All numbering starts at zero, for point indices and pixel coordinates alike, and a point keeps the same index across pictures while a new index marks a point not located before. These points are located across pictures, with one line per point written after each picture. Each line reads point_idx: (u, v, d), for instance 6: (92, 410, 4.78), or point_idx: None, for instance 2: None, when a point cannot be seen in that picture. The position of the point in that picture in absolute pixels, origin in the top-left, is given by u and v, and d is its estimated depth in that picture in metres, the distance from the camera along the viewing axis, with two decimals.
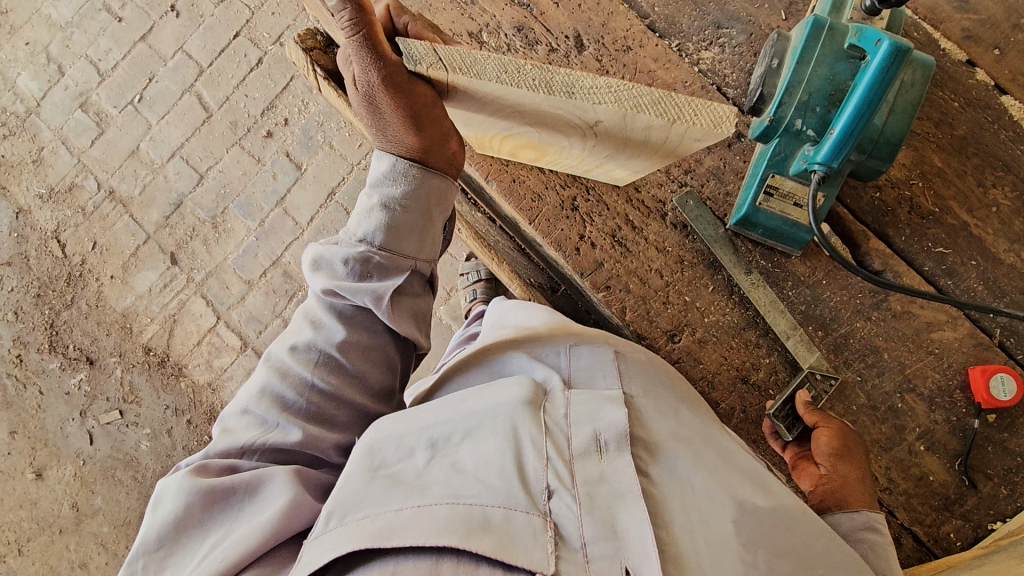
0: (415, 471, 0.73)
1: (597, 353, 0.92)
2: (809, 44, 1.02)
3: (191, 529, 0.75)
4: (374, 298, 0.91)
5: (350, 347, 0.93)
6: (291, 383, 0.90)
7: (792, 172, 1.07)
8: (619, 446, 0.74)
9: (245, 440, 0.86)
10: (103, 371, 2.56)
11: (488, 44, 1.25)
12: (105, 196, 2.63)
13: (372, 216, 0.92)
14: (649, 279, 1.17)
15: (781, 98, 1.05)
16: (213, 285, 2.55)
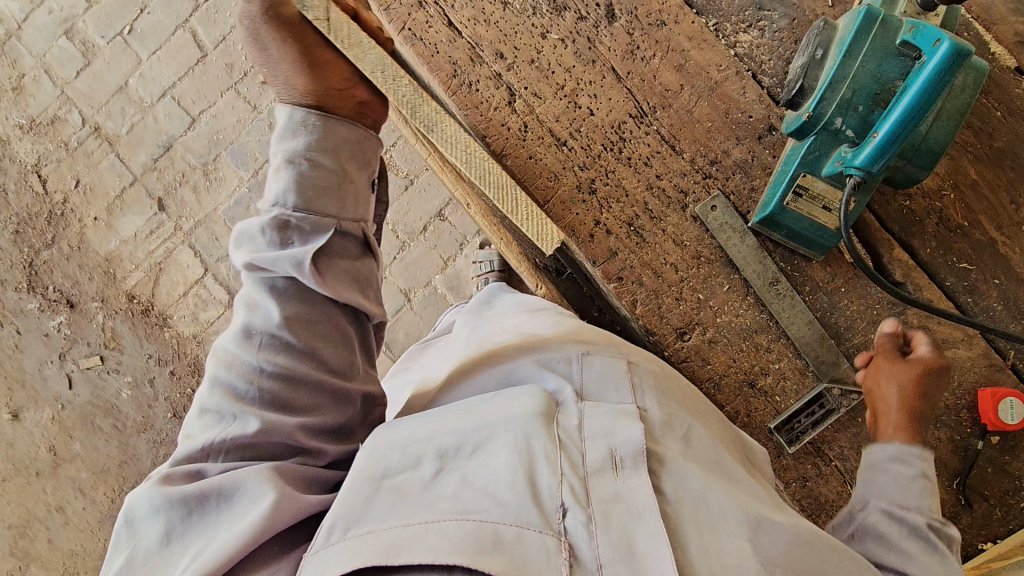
0: (422, 483, 0.69)
1: (609, 365, 0.90)
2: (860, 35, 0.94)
3: (172, 545, 0.68)
4: (295, 261, 0.80)
5: (295, 323, 0.81)
6: (240, 372, 0.79)
7: (824, 174, 1.02)
8: (635, 463, 0.71)
9: (202, 441, 0.75)
10: (84, 315, 2.48)
11: (513, 5, 1.15)
12: (90, 132, 2.50)
13: (279, 174, 0.85)
14: (663, 273, 1.12)
15: (823, 93, 0.97)
16: (201, 235, 2.46)
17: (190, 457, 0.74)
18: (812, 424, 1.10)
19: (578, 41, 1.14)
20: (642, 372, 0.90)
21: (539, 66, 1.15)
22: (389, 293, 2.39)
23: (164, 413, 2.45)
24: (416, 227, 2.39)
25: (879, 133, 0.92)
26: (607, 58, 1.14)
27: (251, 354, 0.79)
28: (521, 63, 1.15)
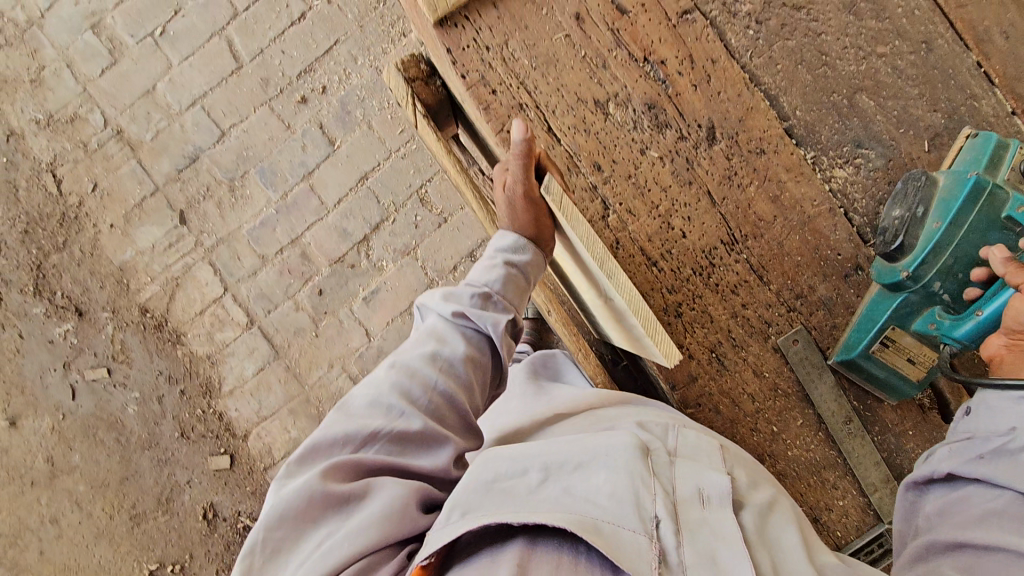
0: (528, 489, 0.78)
1: (704, 440, 0.98)
2: (966, 206, 1.00)
3: (308, 518, 0.80)
4: (494, 322, 0.99)
5: (470, 358, 0.98)
6: (420, 382, 0.92)
7: (913, 329, 1.07)
8: (721, 501, 0.83)
9: (375, 426, 0.87)
10: (93, 325, 2.40)
11: (614, 117, 1.13)
12: (112, 135, 2.40)
13: (494, 270, 1.04)
14: (740, 402, 1.13)
15: (925, 256, 1.02)
16: (223, 253, 2.40)
17: (357, 435, 0.86)
18: (871, 561, 1.15)
19: (677, 160, 1.13)
20: (733, 452, 0.99)
21: (635, 181, 1.13)
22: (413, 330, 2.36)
23: (171, 431, 2.40)
24: (446, 265, 2.36)
25: (982, 313, 0.97)
26: (704, 181, 1.13)
27: (431, 371, 0.94)
28: (618, 177, 1.13)
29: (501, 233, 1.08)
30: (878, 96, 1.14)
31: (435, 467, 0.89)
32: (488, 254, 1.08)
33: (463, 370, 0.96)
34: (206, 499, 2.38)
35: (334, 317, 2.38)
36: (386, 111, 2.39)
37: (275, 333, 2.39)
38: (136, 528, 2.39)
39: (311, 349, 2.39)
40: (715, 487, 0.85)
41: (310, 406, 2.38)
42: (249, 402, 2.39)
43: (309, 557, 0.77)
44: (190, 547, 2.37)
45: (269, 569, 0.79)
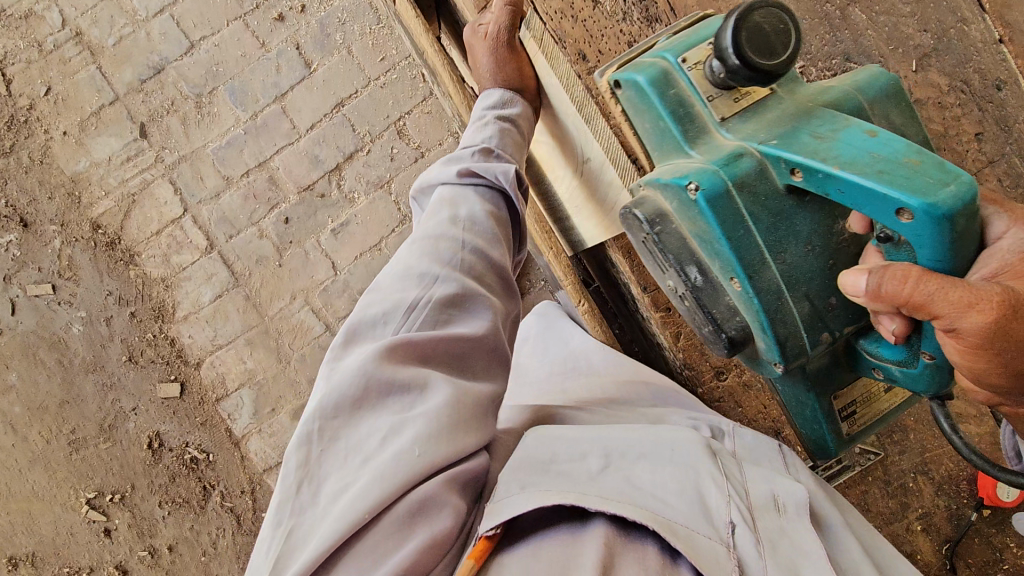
0: (588, 474, 0.81)
1: (760, 439, 1.02)
2: (740, 240, 0.80)
3: (367, 410, 0.82)
4: (504, 172, 1.01)
5: (493, 214, 1.01)
6: (447, 245, 0.94)
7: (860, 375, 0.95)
8: (798, 511, 0.86)
9: (412, 296, 0.89)
10: (39, 238, 2.26)
11: (604, 7, 1.09)
12: (70, 37, 2.26)
13: (488, 126, 1.05)
14: None
15: (768, 326, 0.83)
16: (185, 172, 2.28)
17: (398, 306, 0.89)
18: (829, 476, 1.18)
19: None
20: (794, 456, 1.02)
21: None
22: (383, 266, 2.29)
23: (118, 355, 2.28)
24: None
25: (935, 358, 0.79)
26: None
27: (455, 233, 0.96)
28: (603, 67, 1.08)
29: (486, 92, 1.08)
30: (872, 10, 1.17)
31: (478, 330, 0.91)
32: (477, 116, 1.08)
33: (485, 225, 0.98)
34: (152, 428, 2.27)
35: (300, 248, 2.29)
36: (367, 37, 2.30)
37: (236, 260, 2.29)
38: (76, 455, 2.27)
39: (273, 280, 2.29)
40: (789, 496, 0.87)
41: (269, 337, 2.29)
42: (204, 328, 2.29)
43: (376, 455, 0.79)
44: (131, 477, 2.25)
45: (330, 462, 0.80)
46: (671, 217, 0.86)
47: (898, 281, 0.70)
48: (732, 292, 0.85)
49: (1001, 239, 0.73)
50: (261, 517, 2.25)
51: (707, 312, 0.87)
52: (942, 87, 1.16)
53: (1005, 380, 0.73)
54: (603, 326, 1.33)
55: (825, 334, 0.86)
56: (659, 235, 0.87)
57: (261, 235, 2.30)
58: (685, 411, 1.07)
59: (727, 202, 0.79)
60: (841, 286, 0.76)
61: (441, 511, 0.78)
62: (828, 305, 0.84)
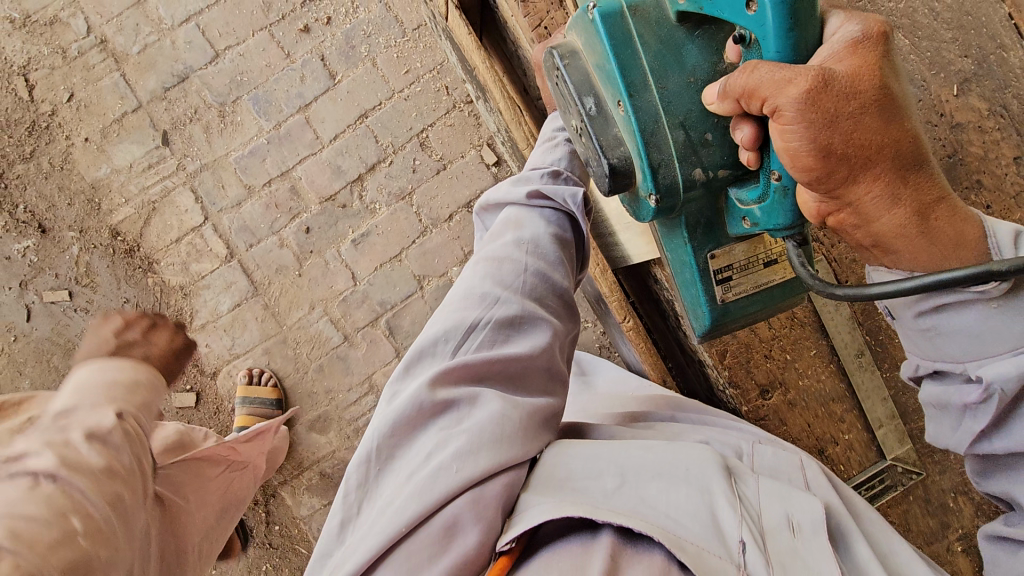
0: (602, 491, 0.77)
1: (781, 453, 0.95)
2: (627, 57, 0.87)
3: (418, 431, 0.83)
4: (573, 195, 1.04)
5: (556, 237, 1.02)
6: (510, 266, 0.96)
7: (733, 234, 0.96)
8: (813, 530, 0.78)
9: (473, 316, 0.91)
10: (56, 244, 2.24)
11: None
12: (95, 43, 2.26)
13: (558, 147, 1.09)
14: (758, 328, 1.14)
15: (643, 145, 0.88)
16: (206, 179, 2.27)
17: (458, 327, 0.90)
18: (870, 496, 1.16)
19: None
20: (814, 468, 0.94)
21: None
22: (403, 277, 2.29)
23: None
24: (442, 214, 2.30)
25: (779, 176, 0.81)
26: None
27: (518, 255, 0.98)
28: None
29: (555, 114, 1.13)
30: (914, 35, 1.25)
31: (534, 350, 0.91)
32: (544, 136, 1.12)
33: (548, 249, 1.00)
34: None
35: (320, 258, 2.28)
36: (392, 49, 2.31)
37: (256, 269, 2.28)
38: None
39: (292, 289, 2.28)
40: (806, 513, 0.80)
41: (287, 347, 2.27)
42: (222, 337, 2.27)
43: (419, 472, 0.79)
44: None
45: (385, 483, 0.82)
46: (581, 53, 0.97)
47: (738, 73, 0.74)
48: (619, 119, 0.92)
49: (836, 33, 0.73)
50: (275, 529, 2.22)
51: (595, 136, 0.93)
52: (982, 110, 1.23)
53: (816, 163, 0.71)
54: (648, 345, 1.33)
55: (699, 171, 0.89)
56: (569, 70, 0.98)
57: (281, 244, 2.30)
58: (708, 428, 1.01)
59: (620, 20, 0.88)
60: (708, 100, 0.82)
61: (469, 524, 0.74)
62: (703, 140, 0.88)
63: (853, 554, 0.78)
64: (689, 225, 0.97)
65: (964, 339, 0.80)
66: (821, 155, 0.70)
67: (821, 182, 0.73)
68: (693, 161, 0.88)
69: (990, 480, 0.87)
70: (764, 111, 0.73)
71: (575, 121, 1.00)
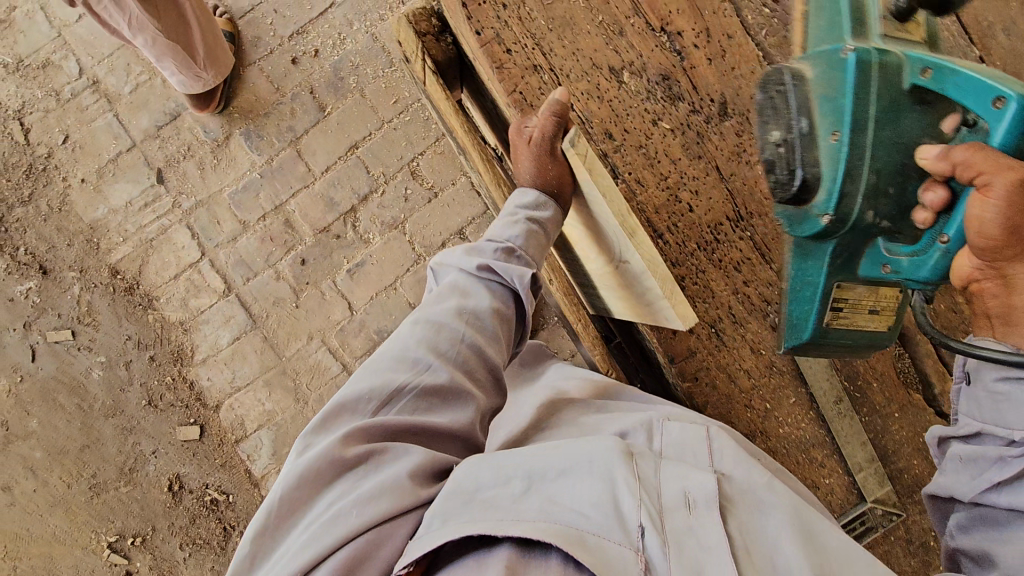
0: (511, 498, 0.81)
1: (685, 430, 0.99)
2: (860, 89, 0.88)
3: (325, 481, 0.85)
4: (520, 276, 1.06)
5: (495, 312, 1.05)
6: (446, 335, 0.99)
7: (862, 276, 0.99)
8: (707, 505, 0.83)
9: (403, 380, 0.93)
10: (58, 284, 2.28)
11: (627, 85, 1.12)
12: (87, 85, 2.28)
13: (518, 225, 1.08)
14: (737, 378, 1.14)
15: (842, 178, 0.90)
16: (202, 216, 2.30)
17: (386, 387, 0.93)
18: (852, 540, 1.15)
19: (688, 134, 1.13)
20: (719, 437, 0.98)
21: (646, 152, 1.13)
22: (399, 306, 2.32)
23: (138, 399, 2.30)
24: (434, 242, 2.32)
25: (948, 240, 0.84)
26: (713, 156, 1.14)
27: (458, 325, 1.00)
28: (629, 147, 1.12)
29: (523, 189, 1.11)
30: None
31: (456, 422, 0.94)
32: (511, 208, 1.11)
33: (488, 324, 1.03)
34: (172, 470, 2.31)
35: (316, 288, 2.32)
36: (381, 80, 2.33)
37: (254, 302, 2.32)
38: (96, 498, 2.30)
39: (290, 321, 2.32)
40: (702, 489, 0.85)
41: (287, 378, 2.31)
42: (223, 371, 2.31)
43: (321, 517, 0.81)
44: (152, 519, 2.29)
45: (288, 529, 0.83)
46: (806, 80, 0.96)
47: (966, 146, 0.77)
48: (823, 147, 0.93)
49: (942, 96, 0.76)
50: None
51: (798, 151, 0.96)
52: None
53: (998, 237, 0.73)
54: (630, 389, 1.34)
55: (870, 215, 0.92)
56: (794, 90, 0.97)
57: (278, 277, 2.33)
58: (614, 420, 1.05)
59: (869, 66, 0.87)
60: (918, 153, 0.85)
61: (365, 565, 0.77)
62: (882, 190, 0.90)
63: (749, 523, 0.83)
64: (834, 254, 0.99)
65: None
66: (1006, 230, 0.72)
67: (987, 251, 0.75)
68: (871, 202, 0.91)
69: (969, 536, 0.88)
70: (973, 181, 0.75)
71: (773, 131, 1.00)
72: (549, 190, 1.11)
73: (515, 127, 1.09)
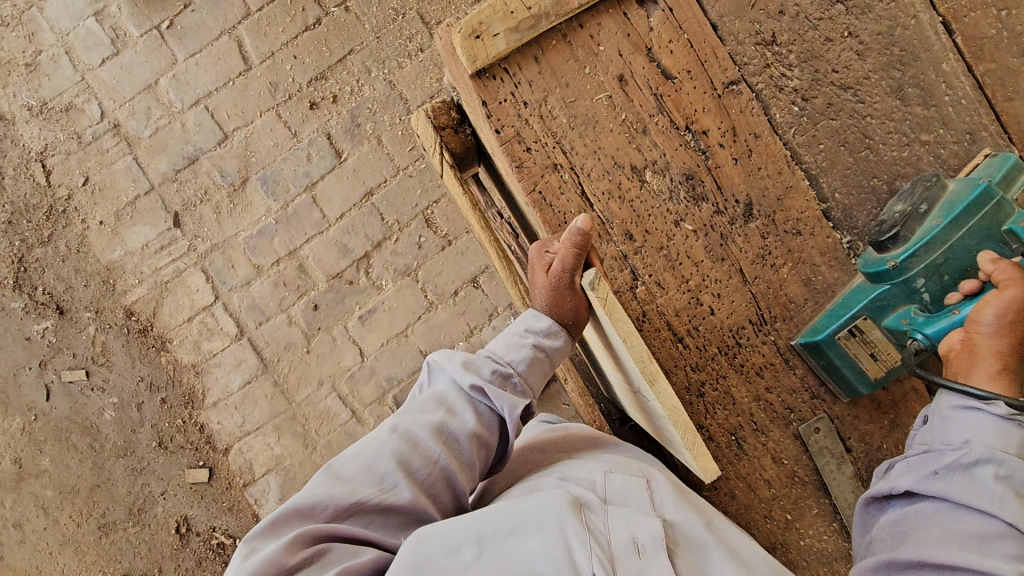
0: (463, 565, 0.82)
1: (632, 479, 0.99)
2: (977, 212, 0.94)
3: None
4: (511, 406, 1.00)
5: (476, 437, 0.99)
6: (419, 453, 0.95)
7: (885, 324, 1.02)
8: (653, 549, 0.87)
9: (365, 494, 0.89)
10: (74, 324, 2.30)
11: (649, 184, 1.09)
12: (108, 128, 2.30)
13: (522, 349, 1.04)
14: (757, 488, 1.11)
15: (919, 247, 0.97)
16: (217, 260, 2.31)
17: (345, 496, 0.89)
18: None
19: (711, 235, 1.10)
20: (659, 482, 1.00)
21: (667, 253, 1.10)
22: (409, 353, 2.31)
23: (149, 440, 2.31)
24: (447, 290, 2.31)
25: (960, 310, 0.94)
26: (736, 258, 1.10)
27: (434, 444, 0.96)
28: (648, 249, 1.09)
29: (538, 313, 1.05)
30: None
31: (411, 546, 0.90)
32: (522, 325, 1.06)
33: (466, 448, 0.98)
34: (180, 512, 2.31)
35: (327, 334, 2.31)
36: (397, 127, 2.32)
37: (265, 346, 2.31)
38: (105, 539, 2.31)
39: (301, 366, 2.32)
40: (647, 533, 0.89)
41: (297, 423, 2.31)
42: (233, 415, 2.31)
43: None
44: (159, 561, 2.30)
45: None
46: (943, 187, 1.01)
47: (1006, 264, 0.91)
48: (922, 226, 0.99)
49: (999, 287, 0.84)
50: None
51: (906, 213, 1.01)
52: None
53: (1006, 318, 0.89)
54: None
55: (921, 281, 0.98)
56: (928, 185, 1.01)
57: (290, 321, 2.33)
58: (561, 471, 1.02)
59: (995, 206, 0.94)
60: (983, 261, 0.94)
61: None
62: (941, 278, 0.97)
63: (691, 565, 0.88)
64: (880, 296, 1.01)
65: (967, 427, 0.89)
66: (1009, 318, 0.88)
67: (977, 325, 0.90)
68: (927, 273, 0.97)
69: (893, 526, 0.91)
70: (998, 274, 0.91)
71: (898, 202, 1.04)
72: (563, 321, 1.05)
73: (538, 248, 1.04)
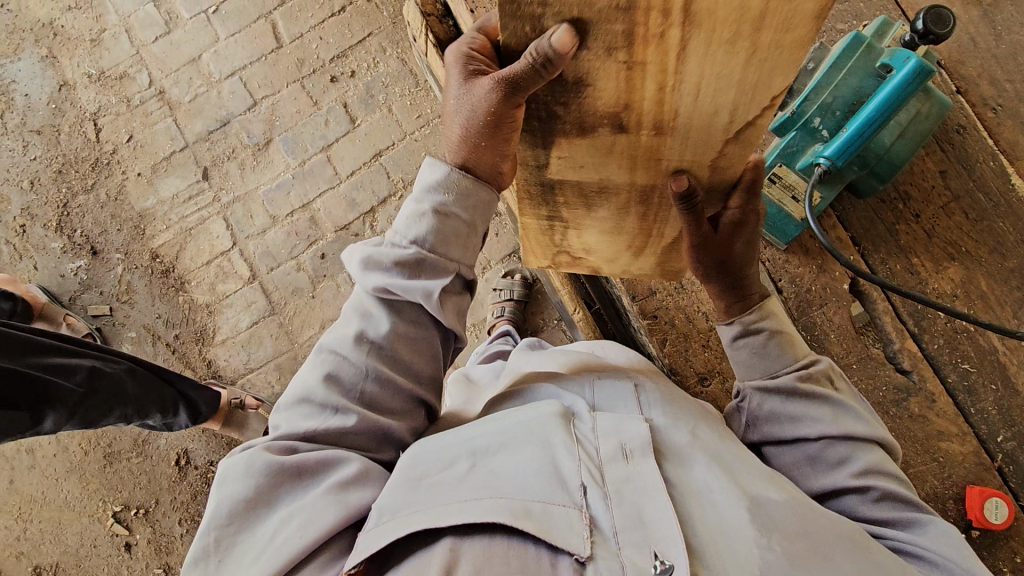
0: (457, 477, 0.87)
1: (617, 386, 1.09)
2: (850, 54, 1.14)
3: (258, 511, 0.86)
4: (427, 290, 0.98)
5: (400, 339, 0.99)
6: (348, 371, 0.96)
7: (797, 166, 1.23)
8: (641, 453, 0.90)
9: (308, 427, 0.93)
10: (104, 264, 2.52)
11: None
12: (154, 94, 2.61)
13: (423, 219, 0.98)
14: (695, 320, 1.35)
15: (808, 94, 1.17)
16: (238, 210, 2.54)
17: (289, 435, 0.93)
18: None
19: None
20: (648, 389, 1.08)
21: None
22: None
23: None
24: None
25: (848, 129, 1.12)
26: None
27: (360, 361, 0.97)
28: None
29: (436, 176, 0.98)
30: None
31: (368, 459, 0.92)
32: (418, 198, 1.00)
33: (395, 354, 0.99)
34: (181, 446, 2.42)
35: (332, 281, 2.48)
36: (407, 98, 2.59)
37: (275, 290, 2.49)
38: (109, 467, 2.42)
39: (305, 310, 2.48)
40: (636, 439, 0.93)
41: (297, 363, 2.44)
42: (239, 352, 2.46)
43: (262, 553, 0.81)
44: (156, 493, 2.39)
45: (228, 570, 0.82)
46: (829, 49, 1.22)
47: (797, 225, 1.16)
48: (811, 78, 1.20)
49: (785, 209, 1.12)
50: None
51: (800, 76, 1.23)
52: None
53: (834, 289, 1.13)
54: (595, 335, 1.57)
55: (817, 120, 1.18)
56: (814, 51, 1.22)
57: (299, 268, 2.51)
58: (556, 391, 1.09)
59: (866, 45, 1.14)
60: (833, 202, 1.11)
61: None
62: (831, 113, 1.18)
63: (685, 466, 0.91)
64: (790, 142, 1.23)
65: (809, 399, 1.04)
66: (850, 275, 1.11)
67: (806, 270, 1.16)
68: (821, 110, 1.17)
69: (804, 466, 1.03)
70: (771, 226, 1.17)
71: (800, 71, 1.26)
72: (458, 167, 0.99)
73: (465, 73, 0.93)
